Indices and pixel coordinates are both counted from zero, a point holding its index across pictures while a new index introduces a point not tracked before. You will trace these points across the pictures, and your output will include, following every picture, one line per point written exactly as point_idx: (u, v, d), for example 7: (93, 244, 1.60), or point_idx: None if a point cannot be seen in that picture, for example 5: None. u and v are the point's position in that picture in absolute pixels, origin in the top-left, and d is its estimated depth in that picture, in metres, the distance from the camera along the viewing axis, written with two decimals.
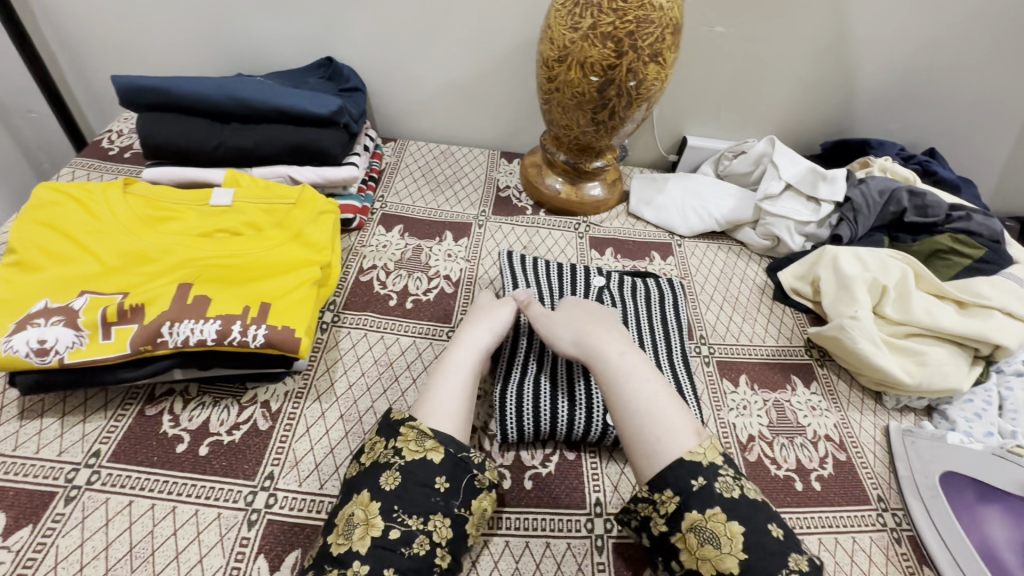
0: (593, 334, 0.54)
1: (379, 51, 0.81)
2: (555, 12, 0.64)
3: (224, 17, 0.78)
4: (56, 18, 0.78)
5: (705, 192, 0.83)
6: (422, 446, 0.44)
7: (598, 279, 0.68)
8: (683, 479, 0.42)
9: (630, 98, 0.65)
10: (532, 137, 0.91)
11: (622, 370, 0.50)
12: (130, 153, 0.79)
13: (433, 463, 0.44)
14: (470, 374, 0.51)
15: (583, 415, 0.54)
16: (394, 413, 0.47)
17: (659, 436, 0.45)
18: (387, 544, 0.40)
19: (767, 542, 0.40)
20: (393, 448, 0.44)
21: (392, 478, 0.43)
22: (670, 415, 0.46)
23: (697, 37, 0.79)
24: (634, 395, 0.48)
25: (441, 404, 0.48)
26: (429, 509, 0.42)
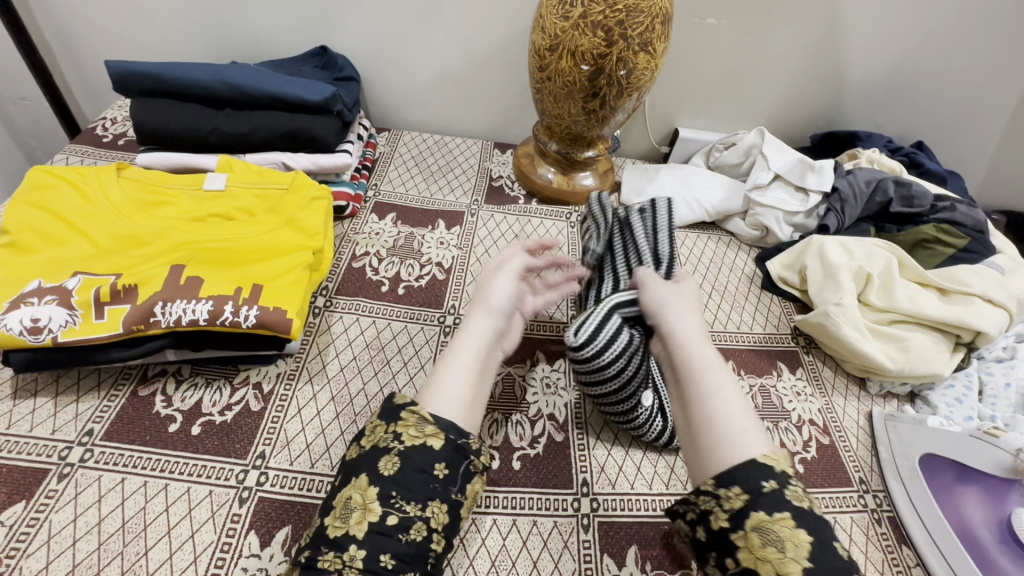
0: (684, 324, 0.53)
1: (372, 41, 0.81)
2: (546, 2, 0.64)
3: (217, 7, 0.78)
4: (50, 5, 0.79)
5: (696, 182, 0.83)
6: (421, 433, 0.44)
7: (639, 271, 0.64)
8: (754, 479, 0.40)
9: (621, 87, 0.66)
10: (525, 127, 0.92)
11: (704, 364, 0.49)
12: (124, 140, 0.79)
13: (433, 450, 0.43)
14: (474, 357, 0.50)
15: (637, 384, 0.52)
16: (397, 396, 0.47)
17: (737, 434, 0.44)
18: (384, 530, 0.40)
19: (833, 559, 0.37)
20: (393, 433, 0.44)
21: (392, 465, 0.43)
22: (744, 418, 0.45)
23: (691, 30, 0.80)
24: (719, 392, 0.47)
25: (445, 393, 0.47)
26: (427, 495, 0.42)
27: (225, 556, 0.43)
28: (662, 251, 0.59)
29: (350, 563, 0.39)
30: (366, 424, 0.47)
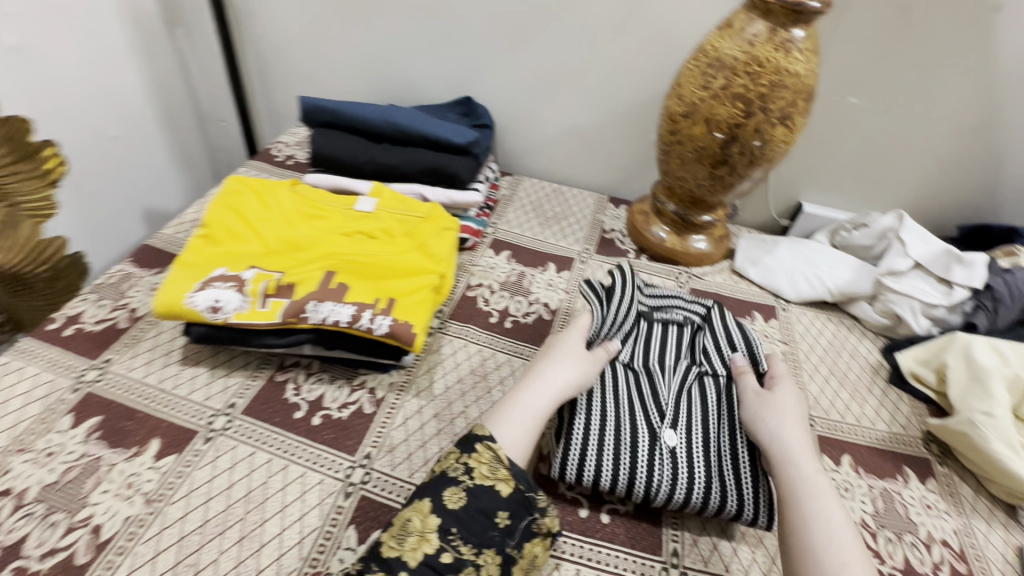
0: (793, 437, 0.51)
1: (511, 96, 0.89)
2: (686, 71, 0.67)
3: (387, 59, 0.90)
4: (259, 49, 0.96)
5: (820, 259, 0.80)
6: (493, 473, 0.46)
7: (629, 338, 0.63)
8: None
9: (753, 157, 0.67)
10: (642, 186, 0.94)
11: (812, 485, 0.47)
12: (293, 162, 0.92)
13: (496, 496, 0.45)
14: (553, 397, 0.52)
15: (703, 487, 0.50)
16: (474, 428, 0.49)
17: (844, 564, 0.42)
18: (435, 565, 0.41)
19: None
20: (464, 466, 0.46)
21: (456, 498, 0.44)
22: (851, 547, 0.43)
23: (831, 106, 0.78)
24: (827, 520, 0.44)
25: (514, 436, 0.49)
26: (484, 541, 0.43)
27: (327, 544, 0.47)
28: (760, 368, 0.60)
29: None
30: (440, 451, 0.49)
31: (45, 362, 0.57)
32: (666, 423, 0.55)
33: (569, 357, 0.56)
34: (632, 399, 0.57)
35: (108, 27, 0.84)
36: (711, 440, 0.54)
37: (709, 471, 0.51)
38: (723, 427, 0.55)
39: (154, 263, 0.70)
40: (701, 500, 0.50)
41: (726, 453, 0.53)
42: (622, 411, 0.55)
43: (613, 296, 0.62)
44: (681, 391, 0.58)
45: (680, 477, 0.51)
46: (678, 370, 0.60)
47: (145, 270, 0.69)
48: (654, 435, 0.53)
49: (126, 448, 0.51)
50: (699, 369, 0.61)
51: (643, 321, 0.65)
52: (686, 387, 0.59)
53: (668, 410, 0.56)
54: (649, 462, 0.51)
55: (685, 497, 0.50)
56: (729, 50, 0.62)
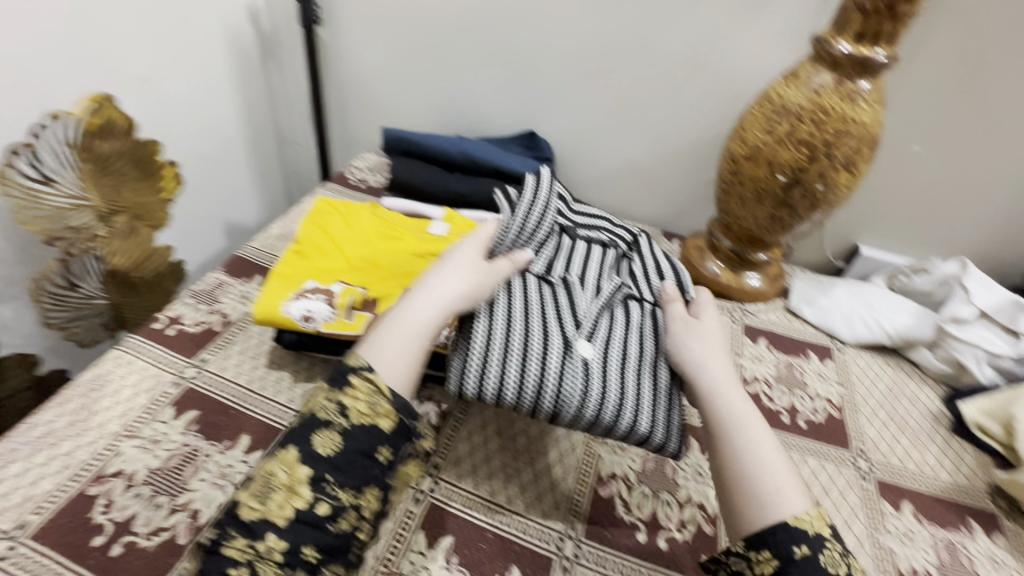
0: (717, 366, 0.54)
1: (574, 132, 0.93)
2: (749, 115, 0.70)
3: (459, 94, 0.97)
4: (341, 82, 1.04)
5: (878, 302, 0.80)
6: (372, 410, 0.44)
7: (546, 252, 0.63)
8: (785, 545, 0.41)
9: (814, 200, 0.69)
10: (696, 221, 0.97)
11: (737, 414, 0.49)
12: (365, 186, 0.99)
13: (371, 431, 0.44)
14: (438, 309, 0.51)
15: (615, 402, 0.53)
16: (348, 359, 0.47)
17: (778, 488, 0.44)
18: (314, 518, 0.41)
19: None
20: (336, 404, 0.44)
21: (330, 444, 0.43)
22: (782, 471, 0.45)
23: (894, 153, 0.79)
24: (755, 447, 0.47)
25: (393, 351, 0.48)
26: (364, 480, 0.43)
27: (398, 546, 0.50)
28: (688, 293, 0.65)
29: (267, 555, 0.39)
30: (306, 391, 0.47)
31: (151, 358, 0.63)
32: (582, 336, 0.56)
33: (454, 270, 0.54)
34: (548, 309, 0.58)
35: (215, 60, 0.93)
36: (626, 359, 0.57)
37: (624, 388, 0.54)
38: (637, 348, 0.58)
39: (243, 273, 0.76)
40: (618, 420, 0.52)
41: (638, 373, 0.56)
42: (533, 321, 0.56)
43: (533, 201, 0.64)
44: (603, 309, 0.60)
45: (593, 391, 0.53)
46: (604, 288, 0.62)
47: (236, 279, 0.75)
48: (568, 346, 0.55)
49: (219, 441, 0.56)
50: (631, 293, 0.63)
51: (565, 236, 0.67)
52: (611, 307, 0.60)
53: (584, 323, 0.57)
54: (561, 370, 0.53)
55: (598, 413, 0.52)
56: (796, 98, 0.65)
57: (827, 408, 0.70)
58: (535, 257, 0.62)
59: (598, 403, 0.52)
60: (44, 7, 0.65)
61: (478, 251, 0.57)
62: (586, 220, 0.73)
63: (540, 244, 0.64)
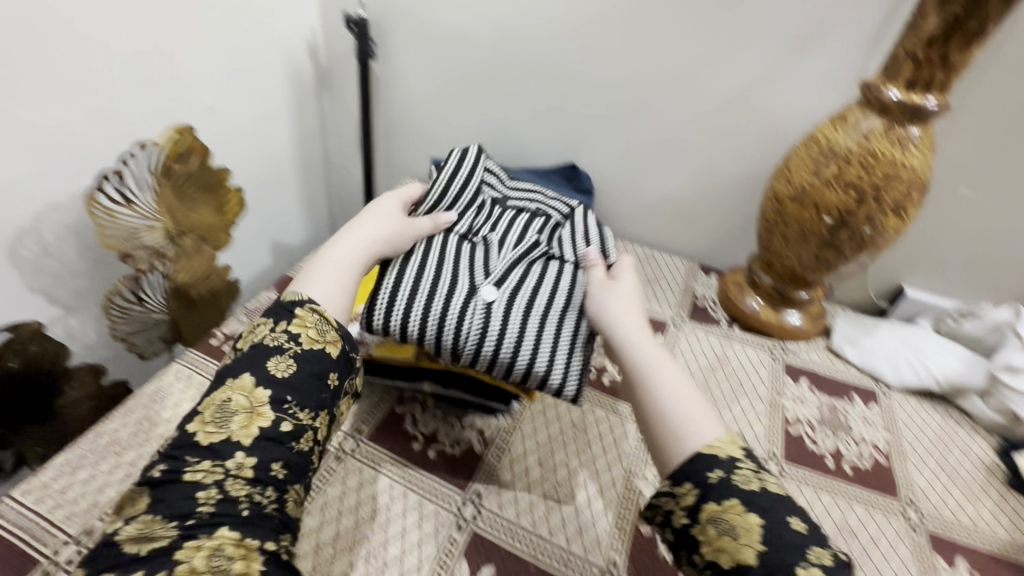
0: (627, 321, 0.57)
1: (614, 165, 0.95)
2: (795, 155, 0.71)
3: (504, 126, 1.00)
4: (390, 112, 1.09)
5: (926, 346, 0.78)
6: (321, 338, 0.49)
7: (469, 221, 0.70)
8: (702, 472, 0.44)
9: (861, 242, 0.69)
10: (733, 256, 0.97)
11: (653, 361, 0.53)
12: None
13: (325, 357, 0.48)
14: (362, 249, 0.58)
15: (512, 342, 0.57)
16: (286, 298, 0.52)
17: (689, 420, 0.48)
18: (274, 435, 0.44)
19: (785, 534, 0.41)
20: (286, 334, 0.48)
21: (285, 369, 0.46)
22: (695, 406, 0.50)
23: (943, 196, 0.78)
24: (669, 388, 0.51)
25: (323, 279, 0.54)
26: (318, 402, 0.47)
27: (442, 572, 0.51)
28: (607, 247, 0.67)
29: (237, 471, 0.42)
30: (248, 329, 0.50)
31: (209, 372, 0.66)
32: (488, 283, 0.61)
33: (377, 218, 0.62)
34: (458, 261, 0.63)
35: (275, 91, 0.99)
36: (531, 306, 0.60)
37: (523, 329, 0.58)
38: (547, 297, 0.61)
39: None
40: (512, 357, 0.57)
41: (544, 318, 0.59)
42: (444, 270, 0.61)
43: (455, 173, 0.72)
44: (516, 265, 0.64)
45: (490, 330, 0.57)
46: (519, 249, 0.66)
47: None
48: (473, 289, 0.60)
49: None
50: (548, 254, 0.67)
51: (491, 216, 0.72)
52: (525, 263, 0.65)
53: (493, 272, 0.62)
54: (463, 311, 0.58)
55: (496, 350, 0.56)
56: (844, 141, 0.66)
57: (872, 454, 0.68)
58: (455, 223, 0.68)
59: (493, 340, 0.57)
60: (132, 42, 0.71)
61: (399, 209, 0.65)
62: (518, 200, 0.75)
63: (458, 209, 0.70)
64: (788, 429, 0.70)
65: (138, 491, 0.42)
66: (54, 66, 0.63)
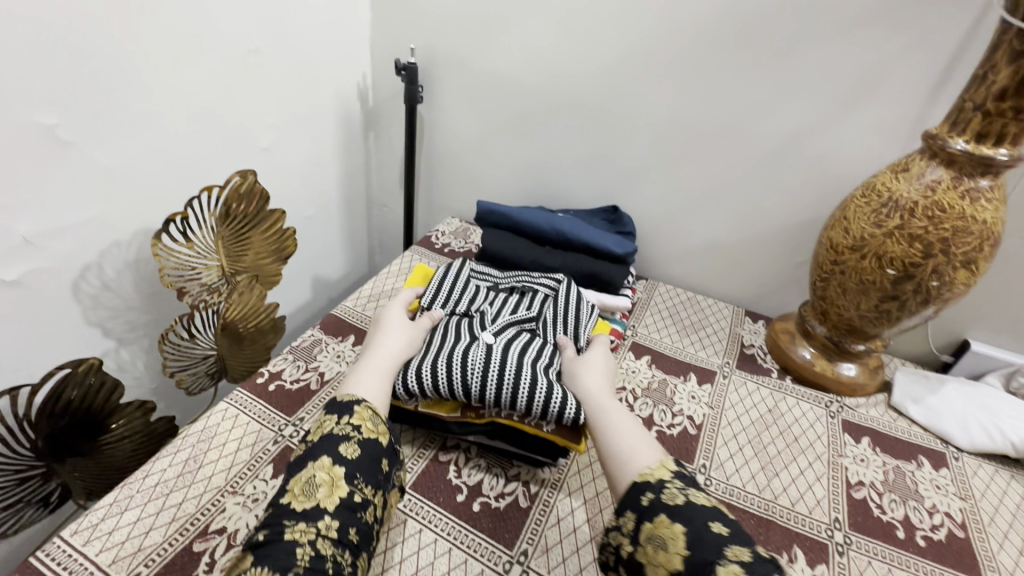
0: (585, 373, 0.61)
1: (657, 209, 0.95)
2: (852, 205, 0.69)
3: (546, 168, 1.01)
4: (433, 153, 1.12)
5: (997, 407, 0.74)
6: (376, 427, 0.50)
7: (469, 292, 0.74)
8: (636, 497, 0.46)
9: (927, 296, 0.66)
10: (781, 303, 0.94)
11: (603, 406, 0.57)
12: (450, 250, 1.03)
13: (382, 445, 0.50)
14: (391, 358, 0.60)
15: (510, 377, 0.59)
16: (341, 396, 0.53)
17: (632, 450, 0.51)
18: (351, 505, 0.45)
19: (708, 536, 0.42)
20: (349, 423, 0.49)
21: (353, 451, 0.48)
22: (639, 439, 0.52)
23: (1013, 248, 0.75)
24: (614, 426, 0.54)
25: (366, 385, 0.55)
26: (379, 484, 0.47)
27: None
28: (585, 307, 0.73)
29: (325, 532, 0.42)
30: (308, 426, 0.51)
31: (254, 413, 0.66)
32: (487, 335, 0.65)
33: (393, 316, 0.66)
34: (460, 325, 0.67)
35: (325, 133, 1.03)
36: (527, 351, 0.63)
37: (520, 364, 0.60)
38: (541, 347, 0.65)
39: (337, 332, 0.80)
40: (516, 389, 0.58)
41: (540, 361, 0.62)
42: (447, 334, 0.65)
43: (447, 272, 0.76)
44: (513, 321, 0.68)
45: (493, 369, 0.59)
46: (513, 310, 0.71)
47: (331, 338, 0.78)
48: (474, 338, 0.64)
49: None
50: (541, 308, 0.71)
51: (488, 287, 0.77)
52: (521, 320, 0.69)
53: (490, 327, 0.66)
54: (465, 356, 0.61)
55: (500, 385, 0.58)
56: (907, 192, 0.64)
57: (947, 524, 0.63)
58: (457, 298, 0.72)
59: (494, 378, 0.59)
60: (202, 90, 0.75)
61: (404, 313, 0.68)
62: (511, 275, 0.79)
63: (454, 286, 0.73)
64: (852, 493, 0.65)
65: (237, 559, 0.42)
66: (131, 114, 0.67)
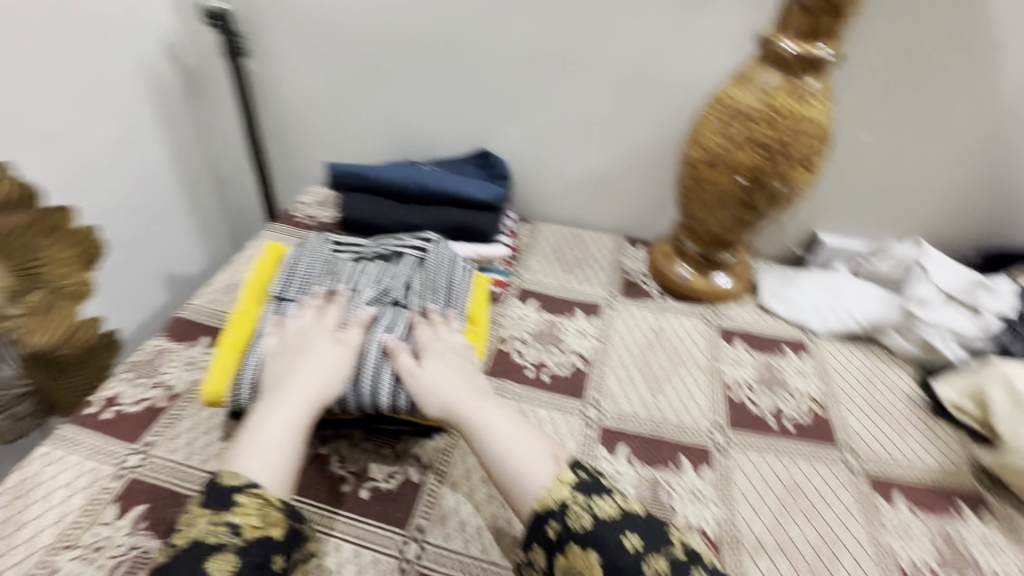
0: (453, 393, 0.54)
1: (527, 145, 0.90)
2: (703, 119, 0.69)
3: (403, 116, 0.92)
4: (278, 114, 0.98)
5: (844, 291, 0.81)
6: (264, 521, 0.44)
7: (324, 266, 0.65)
8: (543, 530, 0.46)
9: (776, 198, 0.68)
10: (658, 224, 0.95)
11: (486, 428, 0.52)
12: (315, 223, 0.93)
13: (270, 543, 0.43)
14: (301, 406, 0.51)
15: (369, 380, 0.55)
16: (221, 478, 0.45)
17: (531, 472, 0.48)
18: None
19: (618, 553, 0.43)
20: (226, 524, 0.42)
21: (227, 566, 0.41)
22: (533, 452, 0.50)
23: (845, 142, 0.80)
24: (505, 449, 0.50)
25: (262, 454, 0.47)
26: None
27: None
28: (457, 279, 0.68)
29: None
30: (182, 514, 0.44)
31: (86, 450, 0.56)
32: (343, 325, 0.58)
33: (321, 359, 0.54)
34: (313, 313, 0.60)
35: (134, 105, 0.86)
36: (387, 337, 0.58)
37: (380, 361, 0.56)
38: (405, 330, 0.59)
39: (184, 335, 0.70)
40: (378, 393, 0.54)
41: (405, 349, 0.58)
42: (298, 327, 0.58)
43: (298, 250, 0.67)
44: (374, 299, 0.62)
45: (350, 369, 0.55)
46: (375, 283, 0.64)
47: (177, 343, 0.68)
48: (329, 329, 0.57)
49: None
50: (406, 278, 0.65)
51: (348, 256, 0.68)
52: (383, 296, 0.63)
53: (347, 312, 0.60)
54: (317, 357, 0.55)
55: (359, 391, 0.54)
56: (747, 98, 0.64)
57: (809, 405, 0.70)
58: (309, 276, 0.64)
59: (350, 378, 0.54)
60: None
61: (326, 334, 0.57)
62: (375, 240, 0.71)
63: (306, 263, 0.65)
64: (730, 395, 0.70)
65: None
66: None
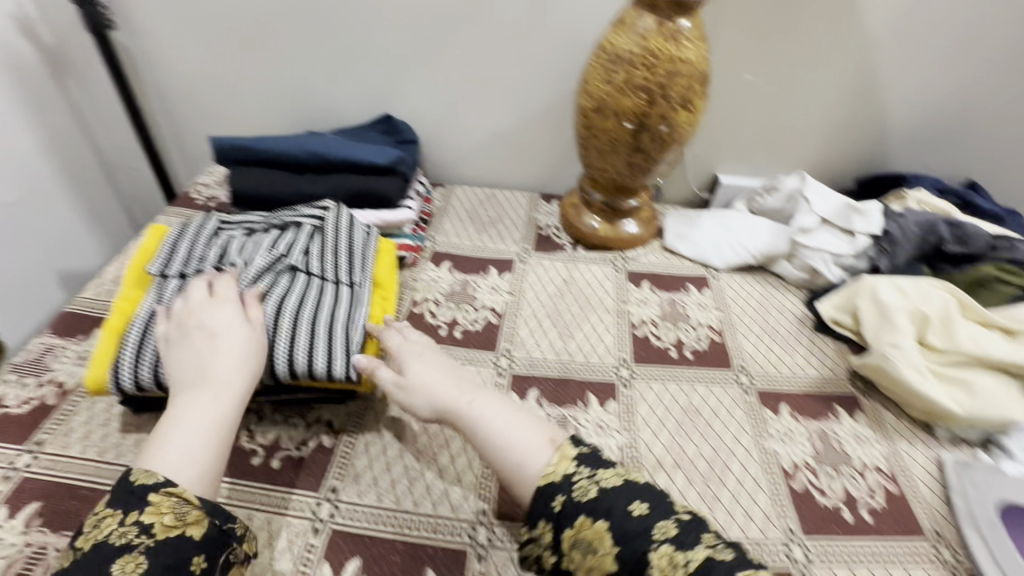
0: (442, 394, 0.53)
1: (430, 107, 0.89)
2: (590, 67, 0.70)
3: (298, 85, 0.89)
4: (163, 91, 0.92)
5: (738, 226, 0.85)
6: (180, 520, 0.41)
7: (215, 243, 0.64)
8: (547, 504, 0.45)
9: (663, 140, 0.71)
10: (570, 178, 0.97)
11: (479, 424, 0.51)
12: (215, 203, 0.89)
13: (187, 541, 0.41)
14: (231, 400, 0.49)
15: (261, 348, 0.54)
16: (135, 477, 0.43)
17: (527, 459, 0.48)
18: None
19: (627, 520, 0.42)
20: (136, 525, 0.40)
21: (134, 567, 0.38)
22: (531, 440, 0.49)
23: (732, 83, 0.83)
24: (502, 442, 0.49)
25: (181, 448, 0.45)
26: None
27: None
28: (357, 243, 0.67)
29: None
30: (90, 516, 0.41)
31: None
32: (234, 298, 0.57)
33: (228, 341, 0.52)
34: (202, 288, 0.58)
35: None
36: (282, 307, 0.58)
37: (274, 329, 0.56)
38: (301, 298, 0.59)
39: (73, 329, 0.66)
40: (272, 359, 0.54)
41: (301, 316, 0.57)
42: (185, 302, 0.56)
43: (186, 228, 0.65)
44: (268, 270, 0.61)
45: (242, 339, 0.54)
46: (269, 254, 0.63)
47: (66, 339, 0.65)
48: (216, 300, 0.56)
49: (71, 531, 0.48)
50: (302, 247, 0.64)
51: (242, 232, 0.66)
52: (276, 266, 0.62)
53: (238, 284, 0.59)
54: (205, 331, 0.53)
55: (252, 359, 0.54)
56: (627, 44, 0.65)
57: (708, 334, 0.75)
58: (196, 254, 0.62)
59: None
60: None
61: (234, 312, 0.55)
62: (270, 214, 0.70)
63: (194, 241, 0.63)
64: (636, 333, 0.74)
65: None
66: None
